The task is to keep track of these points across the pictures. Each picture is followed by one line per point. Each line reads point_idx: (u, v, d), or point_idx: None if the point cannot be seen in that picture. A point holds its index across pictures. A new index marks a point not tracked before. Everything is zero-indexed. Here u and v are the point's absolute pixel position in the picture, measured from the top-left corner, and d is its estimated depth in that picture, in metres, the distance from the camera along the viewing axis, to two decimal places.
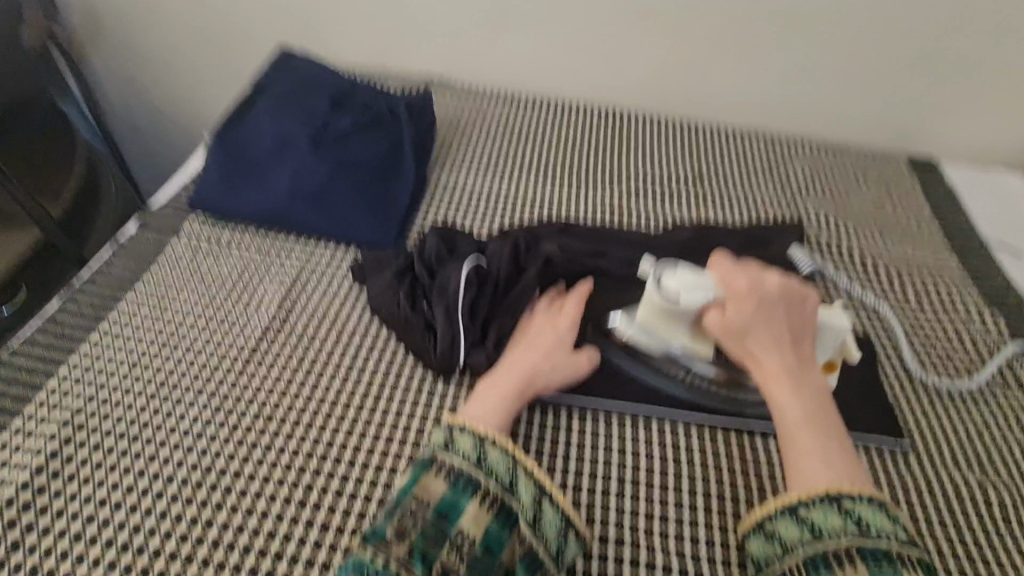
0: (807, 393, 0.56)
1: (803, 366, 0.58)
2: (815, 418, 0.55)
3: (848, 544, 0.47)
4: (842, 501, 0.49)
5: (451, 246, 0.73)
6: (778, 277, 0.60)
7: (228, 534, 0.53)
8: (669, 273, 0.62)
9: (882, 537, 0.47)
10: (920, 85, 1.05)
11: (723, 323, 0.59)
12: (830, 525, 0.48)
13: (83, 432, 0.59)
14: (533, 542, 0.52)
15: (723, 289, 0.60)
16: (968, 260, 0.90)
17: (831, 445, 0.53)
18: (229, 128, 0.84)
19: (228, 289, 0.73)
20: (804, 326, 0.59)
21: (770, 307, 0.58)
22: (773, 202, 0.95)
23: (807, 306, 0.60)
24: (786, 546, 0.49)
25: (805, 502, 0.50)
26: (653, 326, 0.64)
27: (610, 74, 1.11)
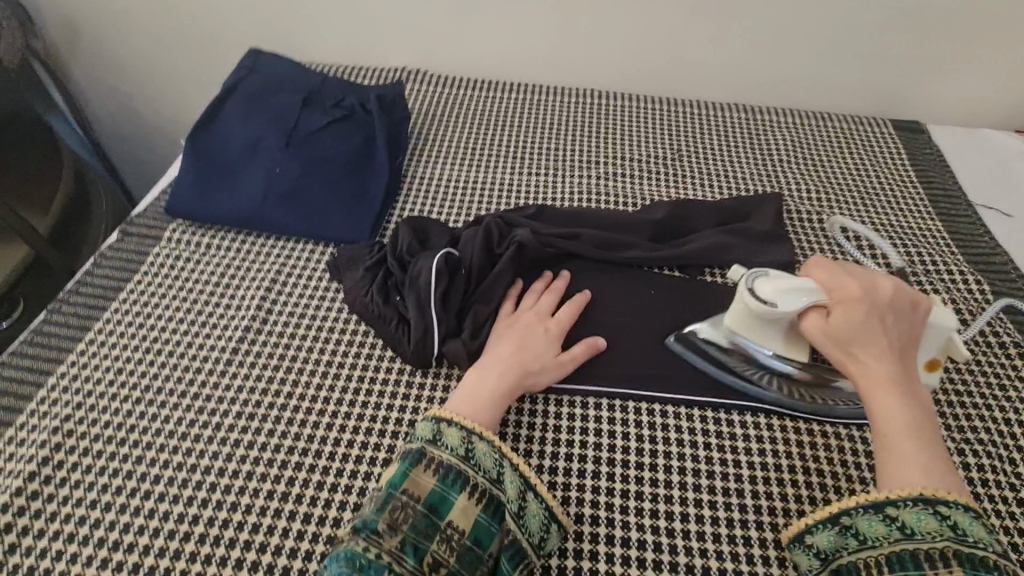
0: (909, 399, 0.53)
1: (908, 375, 0.54)
2: (918, 425, 0.51)
3: (941, 546, 0.46)
4: (939, 505, 0.48)
5: (423, 238, 0.73)
6: (890, 281, 0.58)
7: (215, 529, 0.55)
8: (764, 279, 0.61)
9: (977, 543, 0.46)
10: (907, 43, 1.02)
11: (824, 324, 0.57)
12: (922, 526, 0.47)
13: (72, 437, 0.60)
14: (518, 534, 0.53)
15: (827, 290, 0.58)
16: (956, 222, 0.88)
17: (936, 456, 0.50)
18: (201, 130, 0.84)
19: (208, 291, 0.73)
20: (912, 334, 0.56)
21: (880, 310, 0.56)
22: (757, 175, 0.94)
23: (919, 314, 0.57)
24: (869, 542, 0.49)
25: (895, 502, 0.49)
26: (747, 328, 0.63)
27: (588, 51, 1.09)
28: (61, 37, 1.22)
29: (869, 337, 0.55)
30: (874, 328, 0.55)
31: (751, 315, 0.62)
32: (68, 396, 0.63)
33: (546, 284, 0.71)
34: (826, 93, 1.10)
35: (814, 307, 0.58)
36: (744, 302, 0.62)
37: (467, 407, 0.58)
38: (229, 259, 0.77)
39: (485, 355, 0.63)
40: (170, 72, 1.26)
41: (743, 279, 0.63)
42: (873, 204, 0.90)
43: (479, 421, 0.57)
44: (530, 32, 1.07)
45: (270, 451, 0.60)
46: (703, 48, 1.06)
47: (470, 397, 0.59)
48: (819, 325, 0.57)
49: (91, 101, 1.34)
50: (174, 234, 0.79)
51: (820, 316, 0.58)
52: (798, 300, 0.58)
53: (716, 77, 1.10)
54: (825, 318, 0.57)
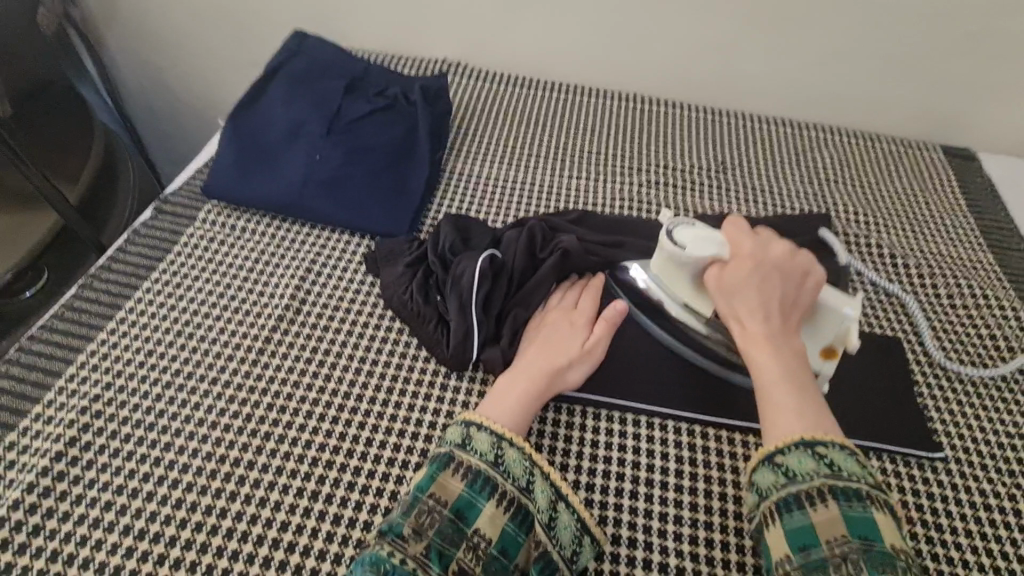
0: (786, 354, 0.55)
1: (788, 333, 0.57)
2: (794, 377, 0.54)
3: (819, 484, 0.47)
4: (816, 447, 0.49)
5: (465, 237, 0.71)
6: (784, 246, 0.60)
7: (242, 525, 0.53)
8: (686, 226, 0.62)
9: (852, 479, 0.48)
10: (965, 68, 0.98)
11: (720, 280, 0.59)
12: (803, 468, 0.49)
13: (101, 418, 0.59)
14: (548, 545, 0.51)
15: (728, 248, 0.60)
16: (1007, 254, 0.85)
17: (810, 405, 0.52)
18: (242, 112, 0.82)
19: (242, 276, 0.71)
20: (801, 299, 0.58)
21: (769, 269, 0.58)
22: (803, 193, 0.91)
23: (811, 282, 0.58)
24: (764, 494, 0.50)
25: (781, 450, 0.50)
26: (663, 273, 0.64)
27: (634, 55, 1.07)
28: (99, 7, 1.21)
29: (758, 294, 0.57)
30: (761, 285, 0.57)
31: (666, 257, 0.63)
32: (96, 376, 0.62)
33: (574, 283, 0.70)
34: (875, 113, 1.07)
35: (714, 261, 0.60)
36: (661, 245, 0.63)
37: (503, 411, 0.56)
38: (265, 245, 0.75)
39: (518, 357, 0.62)
40: (205, 49, 1.25)
41: (666, 223, 0.63)
42: (920, 230, 0.87)
43: (515, 424, 0.56)
44: (576, 32, 1.05)
45: (301, 447, 0.58)
46: (753, 60, 1.03)
47: (506, 399, 0.57)
48: (715, 280, 0.59)
49: (123, 72, 1.33)
50: (209, 216, 0.78)
51: (717, 271, 0.59)
52: (703, 248, 0.59)
53: (763, 91, 1.07)
54: (720, 271, 0.59)
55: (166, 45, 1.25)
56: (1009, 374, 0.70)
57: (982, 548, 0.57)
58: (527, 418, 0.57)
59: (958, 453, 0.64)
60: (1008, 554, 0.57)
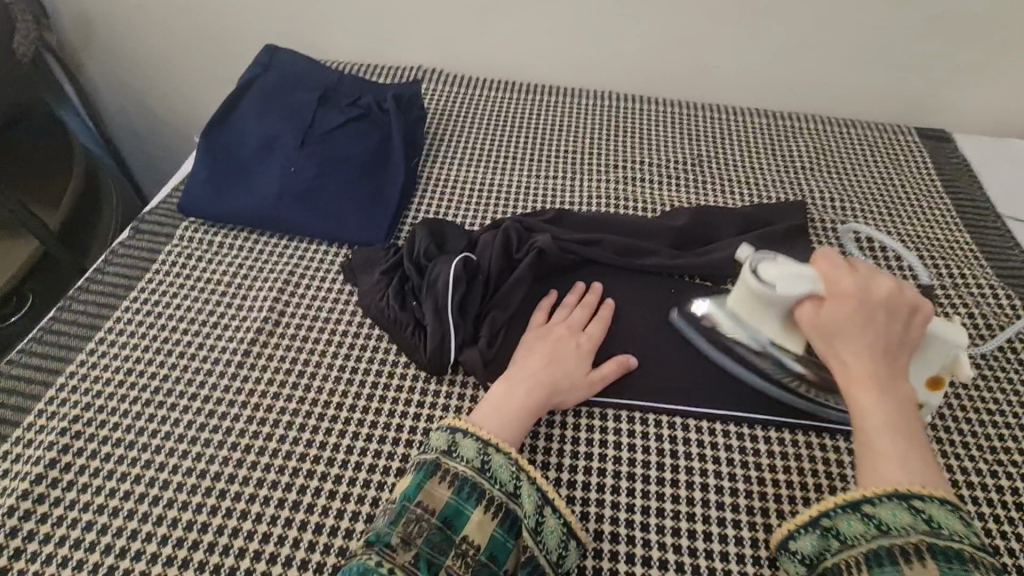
0: (891, 399, 0.52)
1: (893, 374, 0.54)
2: (897, 423, 0.51)
3: (916, 540, 0.45)
4: (912, 500, 0.47)
5: (440, 241, 0.72)
6: (890, 282, 0.56)
7: (224, 537, 0.53)
8: (768, 262, 0.59)
9: (954, 538, 0.45)
10: (936, 49, 0.99)
11: (817, 318, 0.56)
12: (898, 522, 0.46)
13: (81, 439, 0.59)
14: (535, 550, 0.51)
15: (823, 284, 0.56)
16: (984, 233, 0.86)
17: (914, 453, 0.49)
18: (216, 128, 0.83)
19: (220, 290, 0.72)
20: (910, 337, 0.54)
21: (873, 306, 0.54)
22: (781, 182, 0.92)
23: (918, 317, 0.55)
24: (847, 541, 0.48)
25: (871, 500, 0.48)
26: (744, 309, 0.61)
27: (607, 53, 1.07)
28: (75, 31, 1.21)
29: (859, 335, 0.54)
30: (862, 325, 0.54)
31: (749, 296, 0.60)
32: (76, 397, 0.62)
33: (578, 297, 0.69)
34: (849, 99, 1.07)
35: (810, 297, 0.56)
36: (744, 283, 0.60)
37: (495, 419, 0.56)
38: (242, 258, 0.75)
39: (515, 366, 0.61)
40: (183, 68, 1.25)
41: (746, 260, 0.61)
42: (898, 214, 0.88)
43: (508, 435, 0.56)
44: (548, 32, 1.06)
45: (281, 458, 0.58)
46: (724, 52, 1.04)
47: (500, 411, 0.57)
48: (812, 318, 0.56)
49: (103, 95, 1.33)
50: (186, 232, 0.78)
51: (812, 309, 0.56)
52: (796, 285, 0.56)
53: (737, 82, 1.08)
54: (815, 309, 0.56)
55: (144, 65, 1.26)
56: (989, 353, 0.70)
57: None
58: (523, 432, 0.57)
59: (941, 433, 0.64)
60: (992, 532, 0.57)
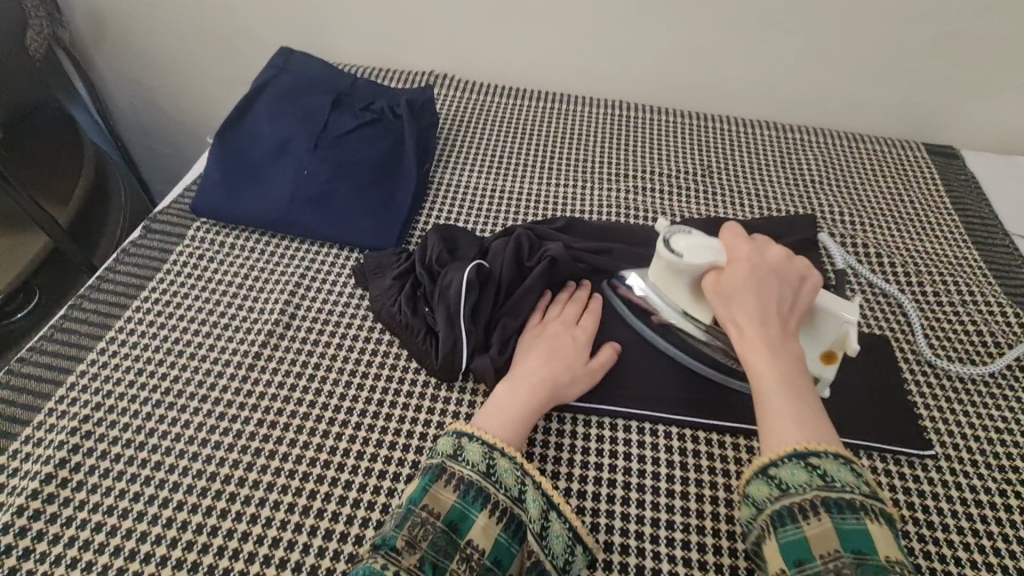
0: (785, 359, 0.54)
1: (788, 336, 0.56)
2: (792, 381, 0.53)
3: (812, 496, 0.47)
4: (809, 458, 0.48)
5: (452, 247, 0.72)
6: (780, 251, 0.60)
7: (233, 542, 0.53)
8: (680, 236, 0.63)
9: (845, 490, 0.47)
10: (946, 66, 1.00)
11: (717, 285, 0.59)
12: (796, 479, 0.48)
13: (92, 438, 0.59)
14: (540, 555, 0.51)
15: (723, 256, 0.60)
16: (991, 250, 0.86)
17: (808, 410, 0.51)
18: (229, 130, 0.83)
19: (232, 292, 0.72)
20: (800, 304, 0.58)
21: (765, 271, 0.58)
22: (789, 195, 0.92)
23: (805, 288, 0.58)
24: (759, 507, 0.50)
25: (775, 462, 0.49)
26: (661, 283, 0.66)
27: (618, 62, 1.08)
28: (88, 28, 1.22)
29: (753, 301, 0.56)
30: (757, 289, 0.57)
31: (664, 268, 0.64)
32: (87, 397, 0.62)
33: (569, 293, 0.70)
34: (858, 113, 1.08)
35: (712, 268, 0.60)
36: (659, 255, 0.64)
37: (500, 421, 0.57)
38: (254, 260, 0.75)
39: (518, 366, 0.62)
40: (194, 67, 1.26)
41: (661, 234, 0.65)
42: (906, 229, 0.88)
43: (514, 436, 0.56)
44: (560, 41, 1.06)
45: (292, 462, 0.58)
46: (734, 64, 1.04)
47: (504, 412, 0.57)
48: (714, 286, 0.60)
49: (114, 92, 1.34)
50: (198, 233, 0.78)
51: (714, 278, 0.60)
52: (702, 254, 0.60)
53: (747, 94, 1.08)
54: (717, 278, 0.60)
55: (155, 64, 1.26)
56: (996, 370, 0.71)
57: (974, 544, 0.57)
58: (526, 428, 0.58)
59: (948, 450, 0.64)
60: (999, 550, 0.57)
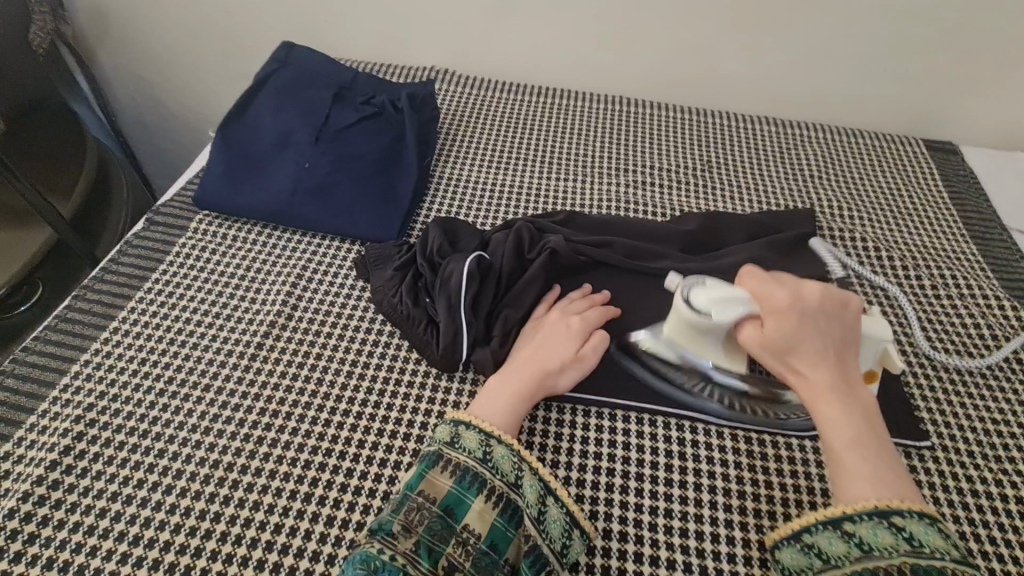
0: (852, 406, 0.53)
1: (847, 376, 0.55)
2: (864, 431, 0.52)
3: (899, 562, 0.46)
4: (893, 518, 0.48)
5: (453, 239, 0.72)
6: (817, 284, 0.57)
7: (236, 528, 0.54)
8: (698, 289, 0.61)
9: (936, 556, 0.46)
10: (945, 62, 1.00)
11: (763, 338, 0.56)
12: (878, 541, 0.47)
13: (95, 426, 0.60)
14: (537, 539, 0.51)
15: (758, 304, 0.57)
16: (990, 245, 0.86)
17: (882, 461, 0.51)
18: (231, 123, 0.83)
19: (234, 283, 0.72)
20: (849, 337, 0.56)
21: (813, 314, 0.55)
22: (788, 190, 0.92)
23: (851, 312, 0.56)
24: (831, 561, 0.49)
25: (851, 518, 0.49)
26: (685, 341, 0.63)
27: (618, 57, 1.08)
28: (91, 23, 1.22)
29: (810, 344, 0.54)
30: (808, 336, 0.54)
31: (687, 326, 0.61)
32: (90, 386, 0.62)
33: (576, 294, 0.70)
34: (857, 109, 1.08)
35: (747, 317, 0.58)
36: (680, 313, 0.61)
37: (490, 409, 0.57)
38: (256, 253, 0.76)
39: (512, 360, 0.62)
40: (196, 62, 1.26)
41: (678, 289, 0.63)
42: (905, 224, 0.89)
43: (504, 426, 0.56)
44: (560, 36, 1.07)
45: (293, 450, 0.59)
46: (734, 60, 1.05)
47: (495, 401, 0.58)
48: (759, 338, 0.56)
49: (116, 88, 1.34)
50: (201, 225, 0.78)
51: (756, 328, 0.57)
52: (732, 310, 0.58)
53: (746, 90, 1.09)
54: (760, 329, 0.56)
55: (157, 59, 1.27)
56: (993, 362, 0.71)
57: (970, 533, 0.57)
58: (517, 415, 0.57)
59: (945, 441, 0.64)
60: (995, 538, 0.57)
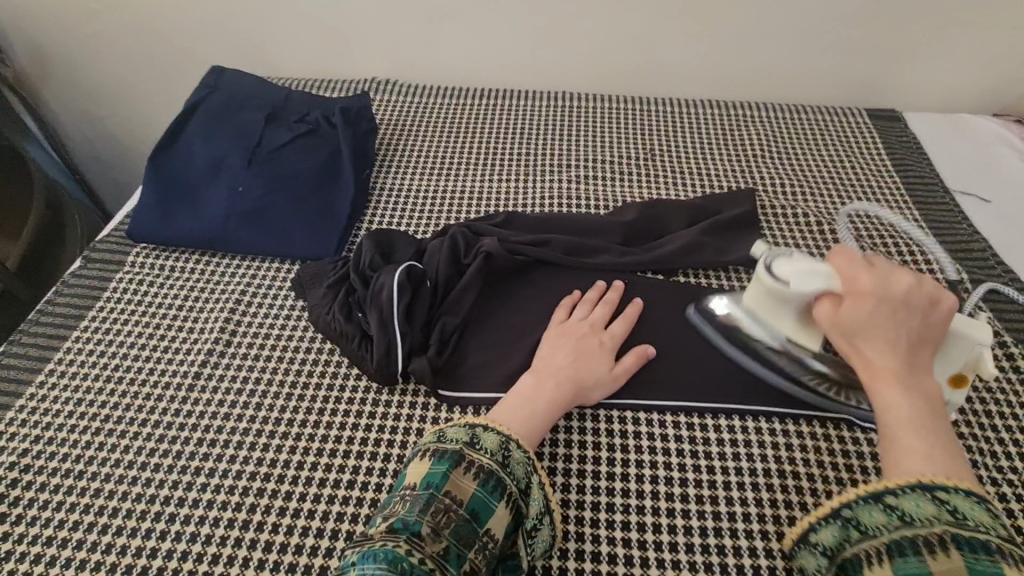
0: (913, 393, 0.51)
1: (917, 369, 0.52)
2: (920, 417, 0.50)
3: (940, 531, 0.43)
4: (937, 491, 0.45)
5: (388, 251, 0.72)
6: (912, 274, 0.54)
7: (174, 561, 0.53)
8: (784, 260, 0.59)
9: (981, 529, 0.43)
10: (878, 30, 1.00)
11: (836, 317, 0.54)
12: (921, 513, 0.45)
13: (31, 471, 0.59)
14: (521, 550, 0.52)
15: (840, 282, 0.55)
16: (931, 209, 0.87)
17: (936, 445, 0.48)
18: (163, 153, 0.83)
19: (171, 313, 0.72)
20: (930, 330, 0.53)
21: (896, 302, 0.52)
22: (731, 171, 0.93)
23: (942, 310, 0.53)
24: (868, 532, 0.46)
25: (895, 491, 0.46)
26: (761, 308, 0.62)
27: (557, 54, 1.08)
28: (31, 63, 1.21)
29: (883, 329, 0.52)
30: (885, 322, 0.52)
31: (765, 293, 0.61)
32: (26, 430, 0.62)
33: (599, 294, 0.70)
34: (799, 85, 1.09)
35: (827, 294, 0.55)
36: (760, 281, 0.60)
37: (520, 419, 0.57)
38: (194, 281, 0.75)
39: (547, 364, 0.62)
40: (140, 93, 1.26)
41: (762, 257, 0.62)
42: (847, 195, 0.89)
43: (525, 432, 0.56)
44: (497, 36, 1.07)
45: (232, 478, 0.58)
46: (672, 45, 1.05)
47: (517, 407, 0.58)
48: (831, 317, 0.55)
49: (62, 124, 1.33)
50: (138, 258, 0.78)
51: (830, 306, 0.55)
52: (811, 283, 0.56)
53: (688, 74, 1.09)
54: (834, 307, 0.55)
55: (101, 93, 1.26)
56: None
57: None
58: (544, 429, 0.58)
59: None
60: None
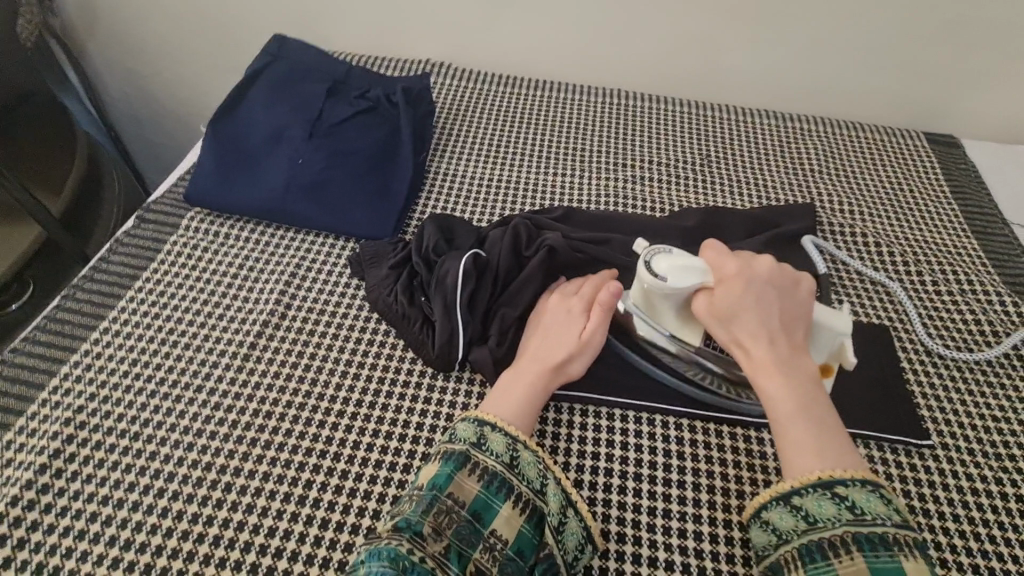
0: (795, 378, 0.52)
1: (794, 352, 0.54)
2: (805, 402, 0.51)
3: (841, 531, 0.46)
4: (835, 488, 0.47)
5: (449, 236, 0.71)
6: (769, 260, 0.58)
7: (230, 530, 0.53)
8: (662, 257, 0.60)
9: (877, 521, 0.45)
10: (949, 54, 0.99)
11: (712, 308, 0.56)
12: (824, 513, 0.47)
13: (87, 428, 0.59)
14: (554, 549, 0.49)
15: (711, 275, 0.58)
16: (991, 241, 0.85)
17: (823, 432, 0.50)
18: (222, 119, 0.82)
19: (226, 281, 0.71)
20: (796, 312, 0.56)
21: (760, 285, 0.56)
22: (788, 183, 0.92)
23: (802, 290, 0.57)
24: (783, 536, 0.49)
25: (799, 491, 0.49)
26: (645, 307, 0.62)
27: (616, 51, 1.07)
28: (80, 16, 1.20)
29: (754, 315, 0.54)
30: (754, 309, 0.55)
31: (646, 292, 0.61)
32: (80, 387, 0.61)
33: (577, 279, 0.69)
34: (859, 102, 1.07)
35: (700, 288, 0.58)
36: (640, 280, 0.60)
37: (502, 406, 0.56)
38: (248, 250, 0.75)
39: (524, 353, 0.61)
40: (187, 56, 1.24)
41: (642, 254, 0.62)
42: (906, 219, 0.88)
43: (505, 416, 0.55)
44: (557, 27, 1.05)
45: (287, 452, 0.58)
46: (735, 52, 1.03)
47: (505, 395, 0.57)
48: (708, 309, 0.57)
49: (106, 80, 1.32)
50: (192, 222, 0.77)
51: (707, 299, 0.57)
52: (688, 279, 0.58)
53: (747, 81, 1.07)
54: (709, 299, 0.57)
55: (147, 52, 1.24)
56: (993, 357, 0.71)
57: (970, 532, 0.57)
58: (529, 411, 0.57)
59: (948, 439, 0.64)
60: (995, 537, 0.57)
